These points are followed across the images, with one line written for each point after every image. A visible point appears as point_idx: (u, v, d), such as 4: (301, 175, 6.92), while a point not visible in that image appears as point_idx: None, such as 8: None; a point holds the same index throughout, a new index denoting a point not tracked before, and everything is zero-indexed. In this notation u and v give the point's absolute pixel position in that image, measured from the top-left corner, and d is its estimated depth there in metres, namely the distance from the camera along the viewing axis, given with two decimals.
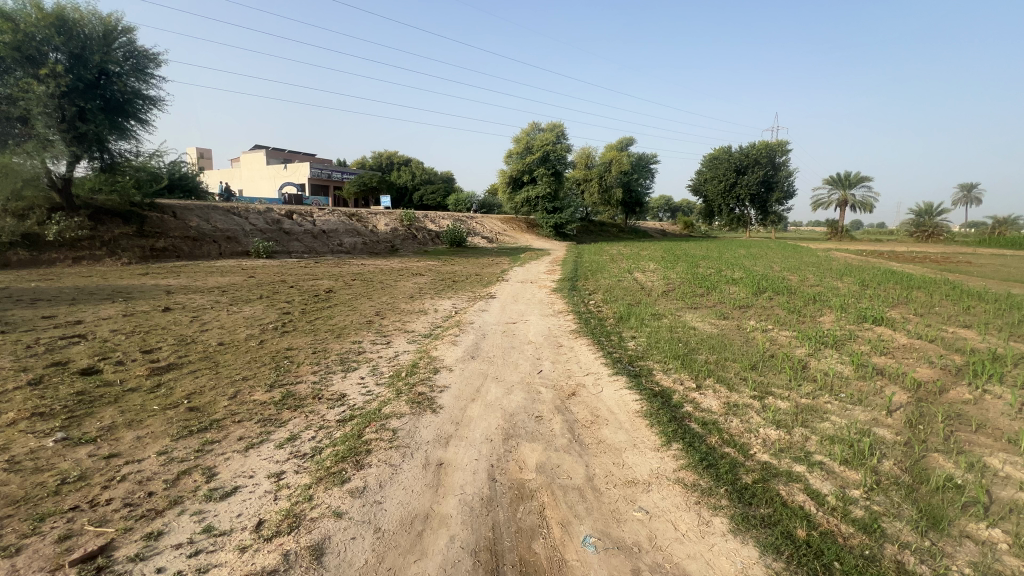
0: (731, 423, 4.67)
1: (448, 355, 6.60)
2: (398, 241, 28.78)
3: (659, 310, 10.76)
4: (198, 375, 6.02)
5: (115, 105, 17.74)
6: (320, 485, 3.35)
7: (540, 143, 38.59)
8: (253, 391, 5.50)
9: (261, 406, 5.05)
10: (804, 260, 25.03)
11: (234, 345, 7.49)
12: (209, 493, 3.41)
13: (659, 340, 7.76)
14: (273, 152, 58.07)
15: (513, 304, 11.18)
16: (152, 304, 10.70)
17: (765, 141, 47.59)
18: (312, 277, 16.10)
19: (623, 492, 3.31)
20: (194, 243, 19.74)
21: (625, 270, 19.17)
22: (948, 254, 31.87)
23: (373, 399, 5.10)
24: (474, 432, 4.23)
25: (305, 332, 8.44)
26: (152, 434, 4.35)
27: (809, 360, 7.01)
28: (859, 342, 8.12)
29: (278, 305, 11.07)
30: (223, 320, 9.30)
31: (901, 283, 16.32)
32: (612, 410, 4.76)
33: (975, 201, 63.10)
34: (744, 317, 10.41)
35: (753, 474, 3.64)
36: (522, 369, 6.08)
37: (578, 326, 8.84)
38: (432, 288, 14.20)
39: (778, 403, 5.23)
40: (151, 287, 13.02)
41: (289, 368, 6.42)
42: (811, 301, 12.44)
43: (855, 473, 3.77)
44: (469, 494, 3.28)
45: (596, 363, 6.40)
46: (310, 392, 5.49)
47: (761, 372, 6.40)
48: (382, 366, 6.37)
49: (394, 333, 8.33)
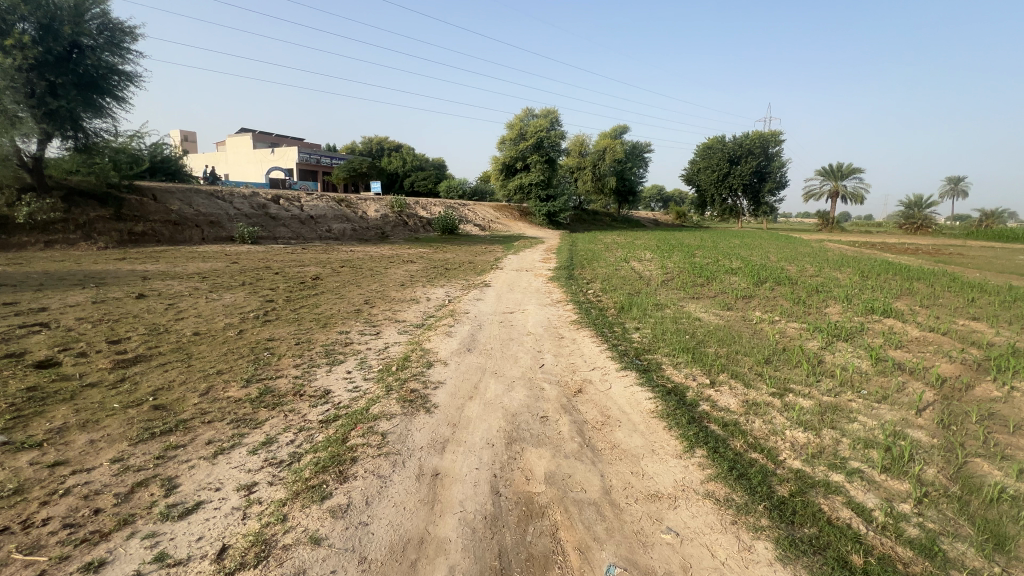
0: (754, 424, 4.28)
1: (442, 347, 6.12)
2: (388, 228, 28.08)
3: (660, 300, 10.35)
4: (168, 369, 5.47)
5: (89, 81, 16.76)
6: (297, 502, 2.88)
7: (534, 129, 37.55)
8: (227, 387, 4.98)
9: (235, 404, 4.54)
10: (799, 251, 24.84)
11: (211, 335, 6.94)
12: (166, 511, 2.93)
13: (664, 332, 7.37)
14: (260, 135, 56.46)
15: (509, 293, 10.69)
16: (126, 290, 10.04)
17: (759, 131, 47.41)
18: (299, 264, 15.45)
19: (647, 509, 2.90)
20: (175, 228, 18.93)
21: (621, 260, 18.70)
22: (938, 246, 31.95)
23: (360, 397, 4.62)
24: (473, 435, 3.78)
25: (288, 321, 7.91)
26: (108, 437, 3.84)
27: (823, 354, 6.66)
28: (872, 335, 7.78)
29: (260, 292, 10.45)
30: (200, 308, 8.69)
31: (900, 274, 16.09)
32: (624, 409, 4.33)
33: (962, 194, 63.49)
34: (748, 308, 10.05)
35: (788, 485, 3.25)
36: (522, 362, 5.63)
37: (578, 316, 8.39)
38: (424, 276, 13.65)
39: (800, 402, 4.84)
40: (126, 273, 12.32)
41: (269, 360, 5.90)
42: (813, 292, 12.12)
43: (899, 483, 3.39)
44: (470, 512, 2.84)
45: (601, 356, 5.98)
46: (291, 387, 5.00)
47: (776, 367, 6.01)
48: (371, 359, 5.87)
49: (384, 323, 7.82)
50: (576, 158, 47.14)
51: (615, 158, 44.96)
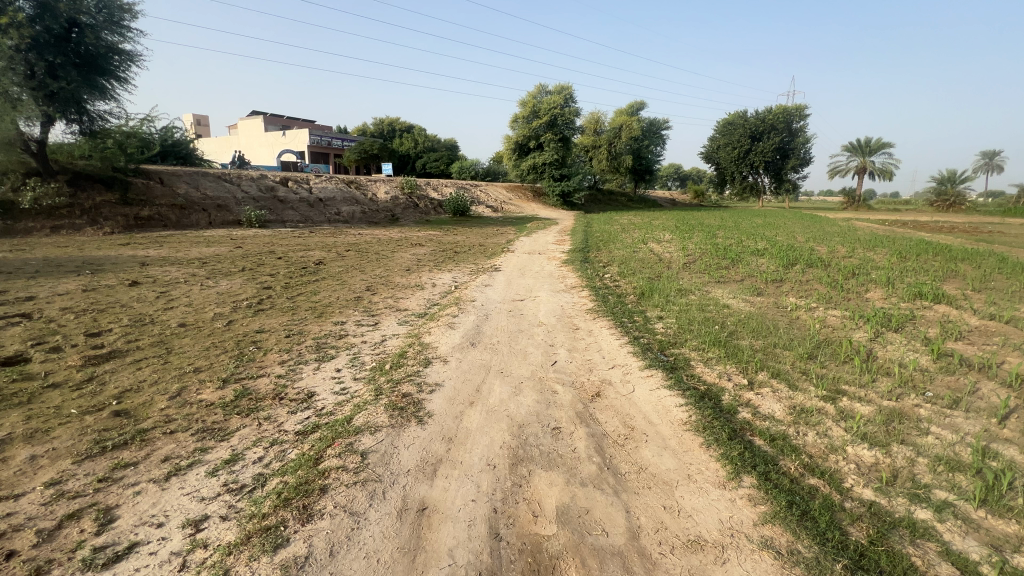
0: (806, 438, 3.60)
1: (443, 341, 5.49)
2: (398, 211, 27.48)
3: (683, 285, 9.55)
4: (142, 366, 4.97)
5: (90, 62, 16.20)
6: (246, 552, 2.32)
7: (546, 107, 36.22)
8: (201, 389, 4.45)
9: (204, 410, 4.00)
10: (827, 230, 23.55)
11: (197, 327, 6.43)
12: (90, 558, 2.38)
13: (691, 322, 6.65)
14: (271, 116, 55.80)
15: (519, 278, 10.01)
16: (121, 277, 9.64)
17: (783, 106, 45.19)
18: (304, 248, 14.97)
19: (687, 564, 2.27)
20: (181, 212, 18.55)
21: (638, 241, 17.80)
22: (975, 224, 30.23)
23: (346, 403, 4.03)
24: (472, 454, 3.18)
25: (282, 311, 7.36)
26: (52, 453, 3.32)
27: (874, 347, 5.88)
28: (926, 325, 6.93)
29: (259, 279, 9.93)
30: (193, 297, 8.21)
31: (941, 254, 14.93)
32: (651, 419, 3.68)
33: (997, 170, 60.05)
34: (781, 293, 9.19)
35: (865, 527, 2.58)
36: (532, 359, 5.00)
37: (595, 304, 7.69)
38: (432, 260, 13.01)
39: (858, 409, 4.12)
40: (125, 259, 11.92)
41: (254, 356, 5.35)
42: (850, 275, 11.17)
43: (1005, 523, 2.69)
44: (461, 567, 2.25)
45: (621, 351, 5.31)
46: (271, 389, 4.45)
47: (822, 364, 5.26)
48: (365, 355, 5.29)
49: (383, 312, 7.23)
50: (591, 136, 45.50)
51: (632, 135, 43.15)
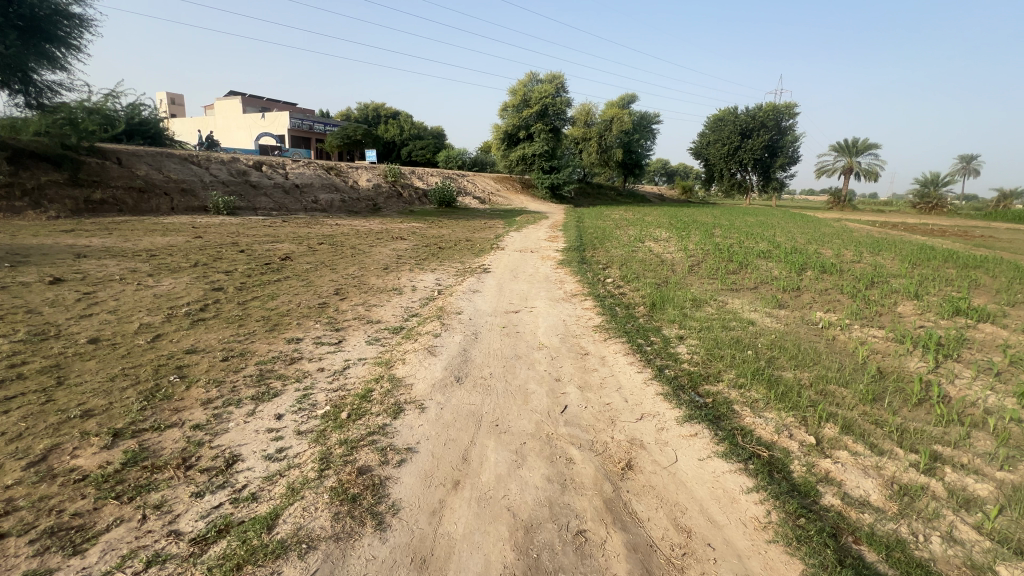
0: (933, 548, 2.53)
1: (420, 375, 4.30)
2: (381, 200, 26.02)
3: (696, 293, 8.54)
4: (10, 409, 3.65)
5: (33, 27, 14.21)
6: None
7: (538, 95, 35.13)
8: (81, 448, 3.19)
9: (69, 491, 2.75)
10: (822, 230, 22.85)
11: (111, 345, 5.09)
12: None
13: (720, 345, 5.60)
14: (250, 98, 53.14)
15: (512, 283, 8.80)
16: (43, 274, 8.14)
17: (773, 103, 44.56)
18: (272, 239, 13.52)
19: None
20: (139, 195, 16.81)
21: (634, 239, 16.80)
22: (962, 227, 29.95)
23: (277, 481, 2.82)
24: None
25: (226, 322, 6.06)
26: None
27: (944, 383, 4.87)
28: (985, 351, 5.95)
29: (211, 277, 8.56)
30: (123, 300, 6.83)
31: (950, 260, 14.14)
32: (713, 519, 2.58)
33: (974, 173, 60.83)
34: (804, 306, 8.19)
35: None
36: (537, 403, 3.85)
37: (601, 317, 6.60)
38: (414, 257, 11.72)
39: (975, 489, 3.08)
40: (59, 250, 10.34)
41: (172, 392, 4.08)
42: (869, 285, 10.19)
43: None
44: None
45: (646, 390, 4.20)
46: (179, 451, 3.20)
47: (895, 410, 4.19)
48: (319, 392, 4.08)
49: (351, 326, 5.98)
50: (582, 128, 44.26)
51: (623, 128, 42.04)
